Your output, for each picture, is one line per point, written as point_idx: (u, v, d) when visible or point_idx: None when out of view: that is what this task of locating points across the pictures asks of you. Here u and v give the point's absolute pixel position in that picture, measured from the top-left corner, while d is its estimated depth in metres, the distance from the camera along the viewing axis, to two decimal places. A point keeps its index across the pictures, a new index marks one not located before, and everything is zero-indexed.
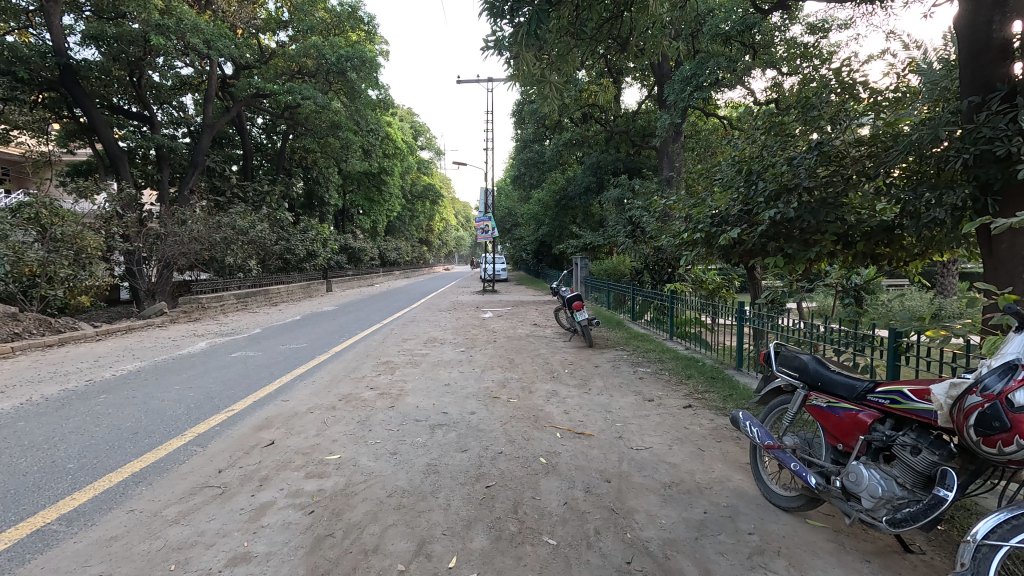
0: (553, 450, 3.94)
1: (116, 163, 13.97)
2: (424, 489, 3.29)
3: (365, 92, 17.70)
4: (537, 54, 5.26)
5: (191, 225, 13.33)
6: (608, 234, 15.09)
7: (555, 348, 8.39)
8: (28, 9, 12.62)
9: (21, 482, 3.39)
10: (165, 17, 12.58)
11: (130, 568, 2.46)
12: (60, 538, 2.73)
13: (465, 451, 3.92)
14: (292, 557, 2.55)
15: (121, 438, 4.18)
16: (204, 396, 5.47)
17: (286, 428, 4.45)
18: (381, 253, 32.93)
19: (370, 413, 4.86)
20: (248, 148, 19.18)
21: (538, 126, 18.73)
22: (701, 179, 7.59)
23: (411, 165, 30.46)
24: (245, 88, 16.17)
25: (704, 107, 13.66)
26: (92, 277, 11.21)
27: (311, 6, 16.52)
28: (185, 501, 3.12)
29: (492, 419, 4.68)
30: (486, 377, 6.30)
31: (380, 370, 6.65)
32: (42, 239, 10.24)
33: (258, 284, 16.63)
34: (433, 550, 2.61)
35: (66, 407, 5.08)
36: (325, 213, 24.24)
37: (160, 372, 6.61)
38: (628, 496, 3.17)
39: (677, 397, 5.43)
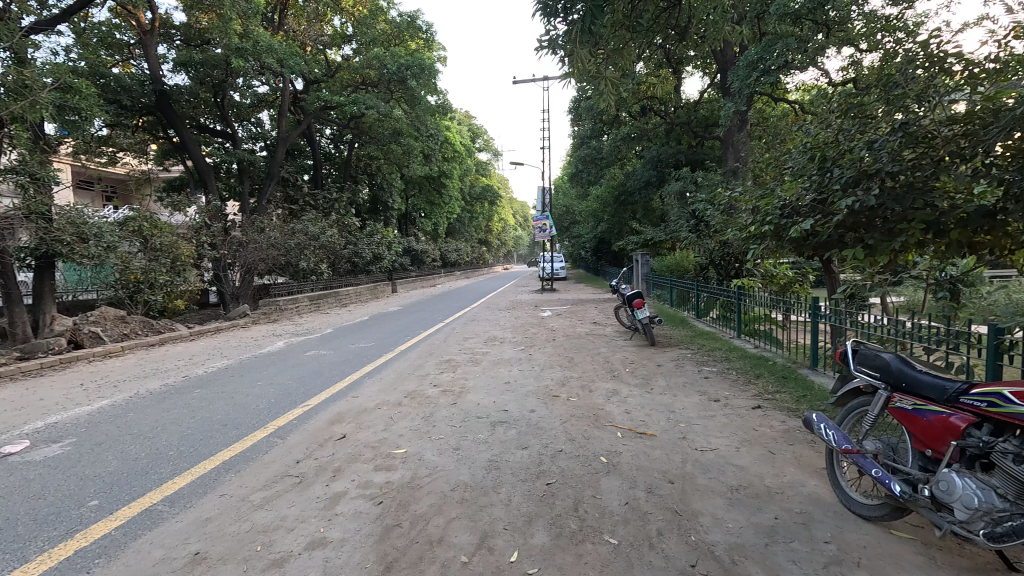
0: (614, 450, 3.90)
1: (204, 178, 15.22)
2: (485, 484, 3.37)
3: (424, 98, 18.24)
4: (592, 50, 5.19)
5: (269, 233, 14.36)
6: (670, 230, 14.66)
7: (616, 347, 8.27)
8: (128, 42, 14.07)
9: (132, 465, 3.82)
10: (244, 41, 13.56)
11: (222, 547, 2.70)
12: (165, 517, 3.05)
13: (525, 448, 3.96)
14: (363, 544, 2.70)
15: (213, 429, 4.59)
16: (283, 392, 5.89)
17: (356, 422, 4.69)
18: (442, 254, 33.74)
19: (434, 410, 5.02)
20: (318, 158, 20.31)
21: (596, 122, 18.47)
22: (770, 168, 7.19)
23: (469, 168, 31.07)
24: (314, 101, 17.14)
25: (772, 92, 12.92)
26: (185, 282, 12.50)
27: (373, 19, 17.23)
28: (268, 488, 3.39)
29: (551, 418, 4.69)
30: (545, 375, 6.33)
31: (442, 368, 6.85)
32: (145, 249, 11.41)
33: (329, 286, 17.58)
34: (495, 543, 2.68)
35: (166, 401, 5.64)
36: (389, 218, 25.21)
37: (244, 370, 7.17)
38: (693, 498, 3.09)
39: (745, 397, 5.20)
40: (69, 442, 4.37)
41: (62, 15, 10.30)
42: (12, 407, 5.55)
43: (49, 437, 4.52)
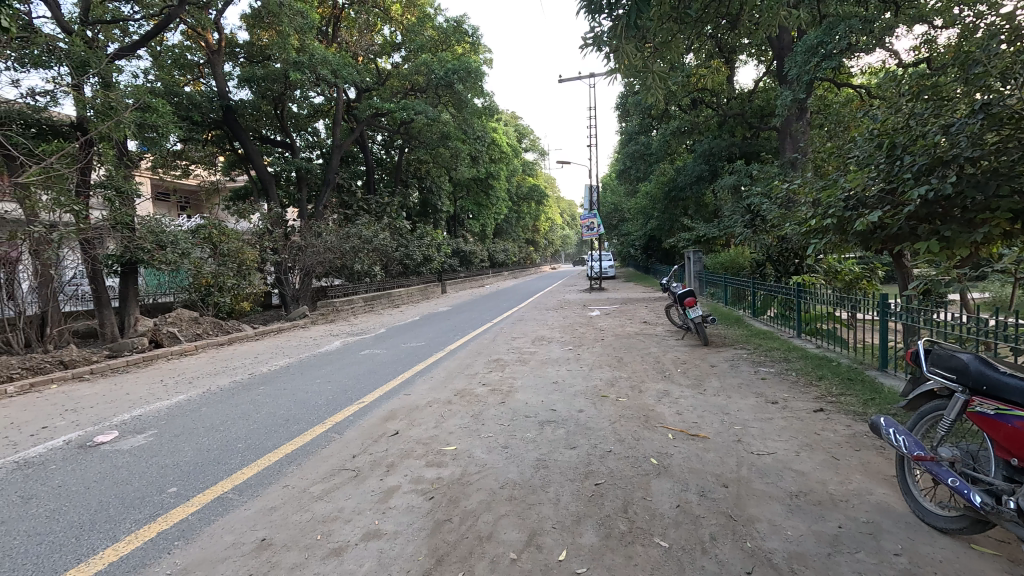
0: (665, 451, 3.82)
1: (266, 186, 16.09)
2: (534, 482, 3.38)
3: (471, 101, 18.50)
4: (638, 45, 5.12)
5: (326, 237, 15.05)
6: (723, 225, 14.15)
7: (667, 347, 8.07)
8: (198, 62, 15.08)
9: (205, 456, 4.12)
10: (301, 54, 14.24)
11: (286, 534, 2.87)
12: (235, 504, 3.27)
13: (573, 448, 3.95)
14: (415, 538, 2.78)
15: (277, 424, 4.87)
16: (339, 389, 6.15)
17: (408, 419, 4.83)
18: (490, 255, 34.03)
19: (482, 408, 5.09)
20: (370, 163, 21.03)
21: (644, 117, 18.08)
22: (833, 158, 6.80)
23: (516, 169, 31.24)
24: (366, 109, 17.74)
25: (834, 77, 12.21)
26: (251, 285, 13.32)
27: (421, 26, 17.65)
28: (327, 480, 3.56)
29: (600, 418, 4.65)
30: (593, 375, 6.27)
31: (491, 367, 6.93)
32: (214, 255, 12.37)
33: (382, 287, 18.15)
34: (543, 542, 2.69)
35: (235, 396, 6.03)
36: (438, 220, 25.69)
37: (304, 368, 7.56)
38: (749, 503, 2.98)
39: (806, 400, 4.95)
40: (151, 433, 4.76)
41: (140, 41, 11.18)
42: (103, 400, 6.11)
43: (134, 428, 4.94)
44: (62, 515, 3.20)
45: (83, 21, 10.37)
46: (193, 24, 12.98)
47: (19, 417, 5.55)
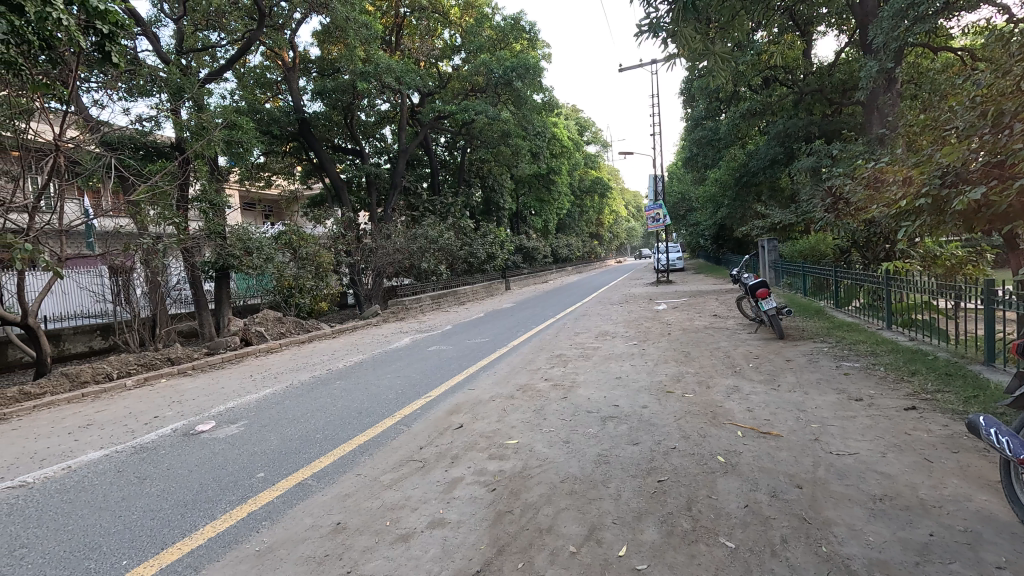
0: (734, 449, 3.67)
1: (339, 192, 17.00)
2: (595, 478, 3.37)
3: (530, 97, 18.56)
4: (701, 26, 4.92)
5: (395, 239, 15.72)
6: (802, 210, 13.24)
7: (738, 341, 7.69)
8: (276, 79, 16.21)
9: (288, 445, 4.47)
10: (367, 64, 14.88)
11: (359, 519, 3.06)
12: (314, 490, 3.53)
13: (636, 445, 3.88)
14: (477, 527, 2.87)
15: (351, 416, 5.18)
16: (407, 384, 6.41)
17: (472, 413, 4.97)
18: (553, 250, 33.89)
19: (544, 403, 5.13)
20: (434, 165, 21.65)
21: (711, 100, 17.27)
22: (928, 131, 6.15)
23: (578, 163, 30.95)
24: (429, 113, 18.28)
25: (929, 41, 11.03)
26: (328, 287, 14.22)
27: (479, 27, 17.88)
28: (396, 470, 3.75)
29: (665, 414, 4.54)
30: (659, 371, 6.12)
31: (554, 363, 6.95)
32: (294, 259, 13.38)
33: (449, 286, 18.65)
34: (603, 536, 2.69)
35: (314, 390, 6.48)
36: (500, 217, 25.98)
37: (375, 364, 7.95)
38: (825, 506, 2.80)
39: (895, 397, 4.55)
40: (243, 423, 5.23)
41: (225, 65, 12.20)
42: (203, 393, 6.76)
43: (229, 418, 5.45)
44: (171, 494, 3.61)
45: (178, 51, 11.49)
46: (271, 45, 13.98)
47: (135, 407, 6.27)
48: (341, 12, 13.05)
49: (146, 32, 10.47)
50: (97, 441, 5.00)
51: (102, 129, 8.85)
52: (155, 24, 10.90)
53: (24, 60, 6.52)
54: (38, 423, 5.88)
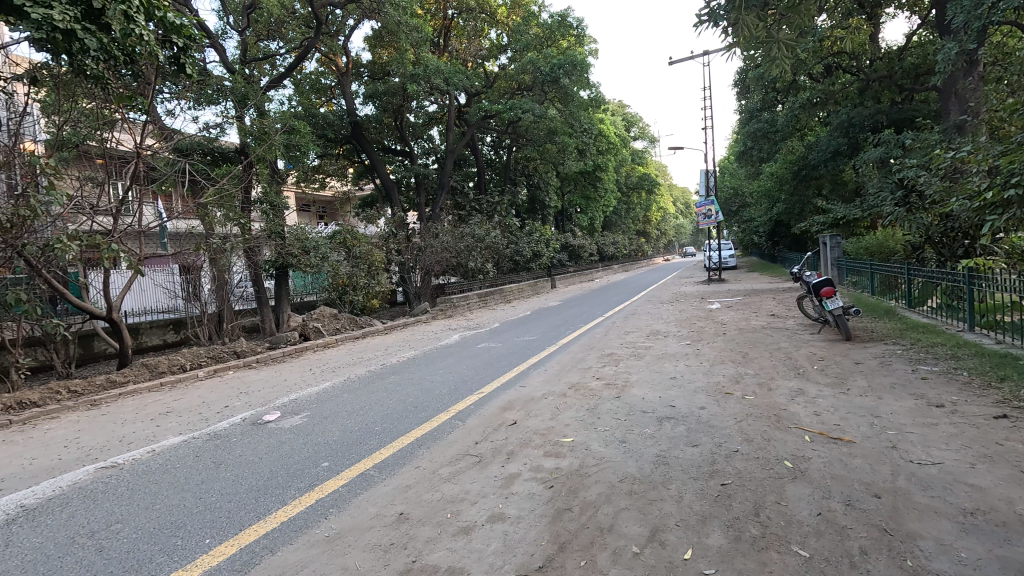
0: (801, 454, 3.51)
1: (389, 192, 17.45)
2: (654, 478, 3.32)
3: (577, 94, 18.42)
4: (762, 13, 4.73)
5: (442, 237, 15.99)
6: (867, 205, 12.49)
7: (800, 342, 7.33)
8: (330, 84, 16.82)
9: (348, 437, 4.62)
10: (416, 66, 15.19)
11: (421, 510, 3.14)
12: (376, 480, 3.64)
13: (696, 446, 3.78)
14: (537, 523, 2.88)
15: (407, 410, 5.32)
16: (459, 380, 6.51)
17: (525, 410, 4.99)
18: (600, 249, 33.39)
19: (597, 402, 5.08)
20: (480, 164, 21.87)
21: (767, 90, 16.57)
22: (1018, 116, 5.65)
23: (625, 159, 30.45)
24: (476, 112, 18.46)
25: (1018, 18, 10.12)
26: (379, 284, 14.63)
27: (526, 25, 17.88)
28: (454, 464, 3.81)
29: (725, 416, 4.40)
30: (716, 371, 5.92)
31: (605, 361, 6.86)
32: (348, 257, 13.86)
33: (495, 284, 18.77)
34: (667, 538, 2.63)
35: (369, 384, 6.70)
36: (546, 216, 25.92)
37: (426, 360, 8.12)
38: (907, 518, 2.64)
39: (982, 404, 4.22)
40: (305, 414, 5.46)
41: (284, 73, 12.76)
42: (267, 385, 7.12)
43: (292, 409, 5.72)
44: (244, 479, 3.83)
45: (242, 61, 12.14)
46: (326, 52, 14.52)
47: (207, 397, 6.69)
48: (392, 16, 13.39)
49: (214, 44, 11.11)
50: (176, 427, 5.35)
51: (175, 137, 9.48)
52: (221, 36, 11.55)
53: (109, 72, 7.02)
54: (124, 409, 6.38)
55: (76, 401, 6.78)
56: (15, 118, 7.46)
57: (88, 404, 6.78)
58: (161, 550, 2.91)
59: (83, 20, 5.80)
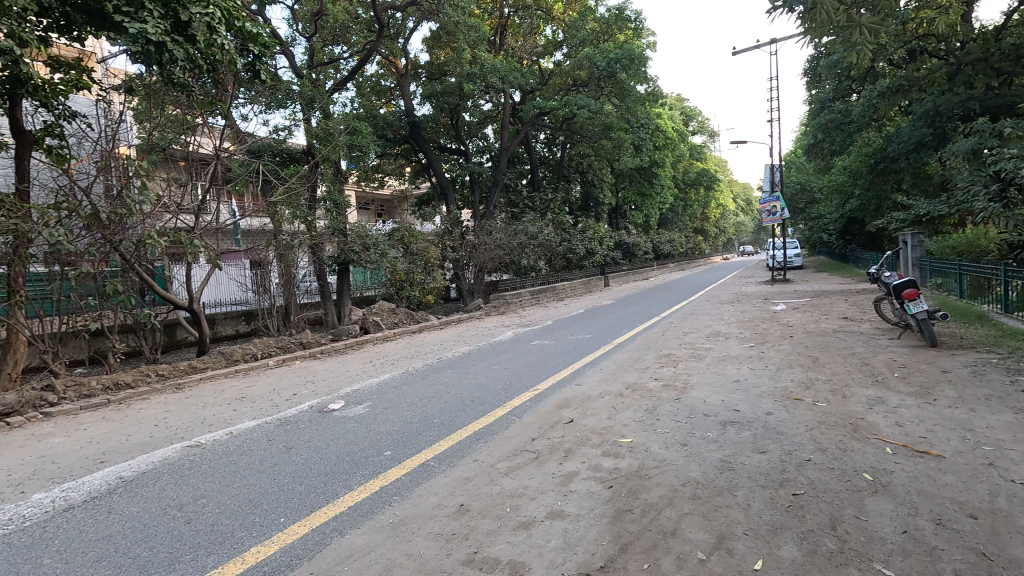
0: (883, 467, 3.27)
1: (445, 190, 17.78)
2: (720, 484, 3.20)
3: (634, 88, 17.98)
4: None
5: (496, 235, 16.14)
6: (956, 200, 11.45)
7: (877, 347, 6.83)
8: (390, 86, 17.33)
9: (409, 427, 4.77)
10: (473, 66, 15.35)
11: (480, 503, 3.18)
12: (437, 471, 3.73)
13: (764, 453, 3.62)
14: (598, 523, 2.86)
15: (464, 404, 5.41)
16: (514, 376, 6.54)
17: (581, 408, 4.96)
18: (656, 247, 32.55)
19: (656, 403, 4.97)
20: (534, 162, 21.85)
21: (841, 79, 15.55)
22: None
23: (683, 154, 29.52)
24: (531, 110, 18.43)
25: None
26: (434, 280, 14.96)
27: (582, 20, 17.69)
28: (512, 459, 3.85)
29: (795, 423, 4.18)
30: (783, 376, 5.63)
31: (663, 362, 6.69)
32: (405, 254, 14.23)
33: (547, 281, 18.69)
34: (735, 547, 2.54)
35: (427, 377, 6.87)
36: (599, 213, 25.57)
37: (481, 356, 8.24)
38: (1010, 543, 2.40)
39: None
40: (368, 404, 5.68)
41: (347, 76, 13.26)
42: (332, 375, 7.46)
43: (355, 399, 5.96)
44: (313, 464, 4.03)
45: (310, 66, 12.74)
46: (387, 54, 14.97)
47: (278, 385, 7.11)
48: (451, 17, 13.62)
49: (285, 51, 11.71)
50: (250, 412, 5.71)
51: (249, 140, 10.09)
52: (291, 43, 12.16)
53: (193, 80, 7.56)
54: (205, 393, 6.90)
55: (164, 383, 7.38)
56: (113, 125, 8.15)
57: (174, 388, 7.38)
58: (241, 526, 3.11)
59: (173, 32, 6.29)
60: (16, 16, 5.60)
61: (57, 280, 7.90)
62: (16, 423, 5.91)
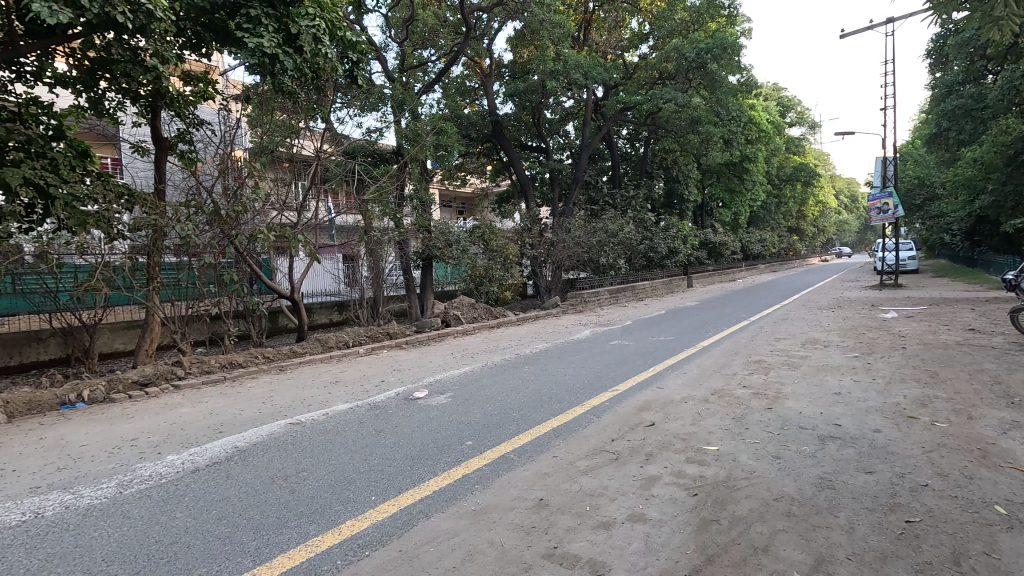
0: (1020, 501, 2.87)
1: (525, 187, 17.93)
2: (818, 503, 2.98)
3: (726, 79, 17.03)
4: None
5: (575, 232, 16.04)
6: None
7: (1012, 365, 5.98)
8: (474, 86, 17.76)
9: (489, 419, 4.90)
10: (557, 63, 15.34)
11: (559, 499, 3.20)
12: (516, 464, 3.80)
13: (870, 474, 3.31)
14: (681, 530, 2.77)
15: (542, 400, 5.45)
16: (592, 375, 6.47)
17: (663, 412, 4.81)
18: (744, 246, 30.66)
19: (745, 411, 4.71)
20: (615, 158, 21.42)
21: (974, 59, 13.72)
22: None
23: (778, 147, 27.56)
24: (614, 105, 18.07)
25: None
26: (512, 277, 15.15)
27: (671, 10, 17.05)
28: (591, 458, 3.83)
29: (907, 443, 3.78)
30: (894, 391, 5.10)
31: (752, 369, 6.32)
32: (485, 250, 14.53)
33: (627, 280, 18.27)
34: (836, 571, 2.36)
35: (505, 372, 7.00)
36: (684, 210, 24.49)
37: (559, 353, 8.25)
38: None
39: None
40: (450, 395, 5.89)
41: (435, 79, 13.75)
42: (415, 365, 7.82)
43: (438, 389, 6.21)
44: (400, 448, 4.26)
45: (401, 70, 13.38)
46: (472, 55, 15.34)
47: (368, 372, 7.58)
48: (536, 15, 13.71)
49: (379, 57, 12.39)
50: (343, 396, 6.15)
51: (345, 142, 10.79)
52: (384, 48, 12.83)
53: (300, 87, 8.20)
54: (303, 376, 7.53)
55: (269, 365, 8.14)
56: (230, 131, 9.11)
57: (277, 368, 8.12)
58: (337, 500, 3.36)
59: (284, 44, 6.83)
60: (159, 38, 6.38)
61: (185, 269, 8.85)
62: (152, 393, 6.80)
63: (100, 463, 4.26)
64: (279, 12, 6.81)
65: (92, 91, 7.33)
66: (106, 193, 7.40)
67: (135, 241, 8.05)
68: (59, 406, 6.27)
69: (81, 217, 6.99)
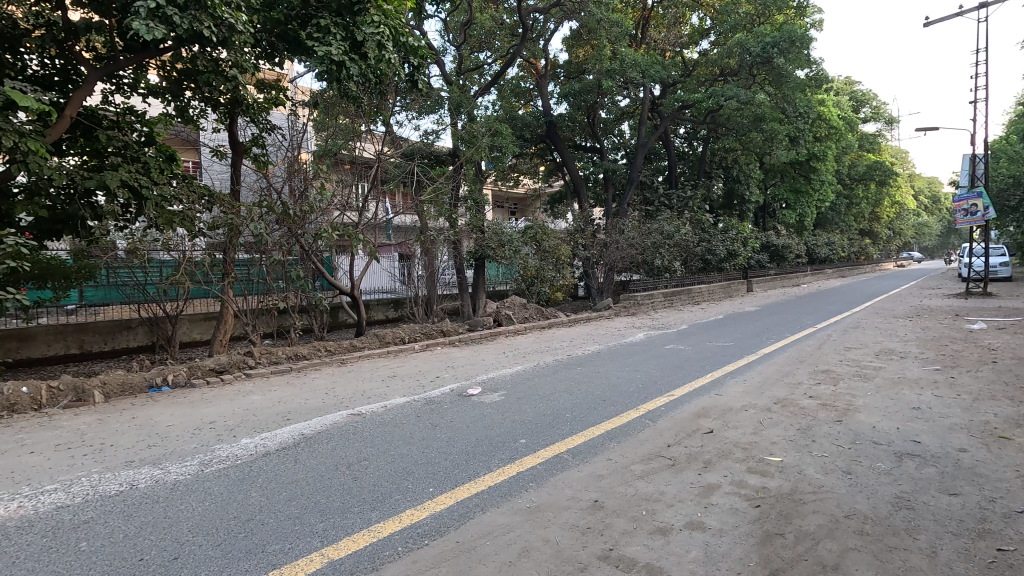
0: None
1: (578, 188, 17.81)
2: (895, 523, 2.80)
3: (793, 74, 16.22)
4: None
5: (629, 233, 15.77)
6: None
7: None
8: (529, 88, 17.83)
9: (542, 418, 4.93)
10: (613, 62, 15.18)
11: (614, 501, 3.18)
12: (570, 464, 3.80)
13: (955, 496, 3.07)
14: (743, 542, 2.68)
15: (595, 402, 5.42)
16: (646, 379, 6.36)
17: (722, 420, 4.66)
18: (811, 250, 28.98)
19: (811, 423, 4.48)
20: (672, 158, 20.88)
21: None
22: None
23: (850, 145, 25.92)
24: (671, 104, 17.64)
25: None
26: (564, 277, 15.07)
27: (734, 4, 16.46)
28: (647, 462, 3.77)
29: (998, 465, 3.48)
30: (983, 408, 4.70)
31: (819, 379, 5.99)
32: (536, 251, 14.55)
33: (682, 283, 17.74)
34: None
35: (557, 372, 7.00)
36: (745, 211, 23.49)
37: (612, 355, 8.15)
38: None
39: None
40: (503, 393, 5.95)
41: (491, 81, 13.92)
42: (469, 362, 7.97)
43: (491, 387, 6.31)
44: (456, 442, 4.37)
45: (458, 73, 13.65)
46: (528, 56, 15.42)
47: (423, 367, 7.79)
48: (594, 15, 13.63)
49: (438, 61, 12.71)
50: (400, 390, 6.35)
51: (404, 144, 11.11)
52: (443, 52, 13.15)
53: (364, 92, 8.54)
54: (362, 369, 7.84)
55: (331, 357, 8.54)
56: (298, 135, 9.59)
57: (338, 361, 8.52)
58: (397, 489, 3.50)
59: (350, 51, 7.14)
60: (238, 49, 6.82)
61: (256, 265, 9.46)
62: (228, 379, 7.33)
63: (184, 443, 4.63)
64: (346, 20, 7.17)
65: (179, 100, 7.91)
66: (190, 194, 7.91)
67: (213, 238, 8.66)
68: (148, 389, 6.85)
69: (169, 217, 7.51)
